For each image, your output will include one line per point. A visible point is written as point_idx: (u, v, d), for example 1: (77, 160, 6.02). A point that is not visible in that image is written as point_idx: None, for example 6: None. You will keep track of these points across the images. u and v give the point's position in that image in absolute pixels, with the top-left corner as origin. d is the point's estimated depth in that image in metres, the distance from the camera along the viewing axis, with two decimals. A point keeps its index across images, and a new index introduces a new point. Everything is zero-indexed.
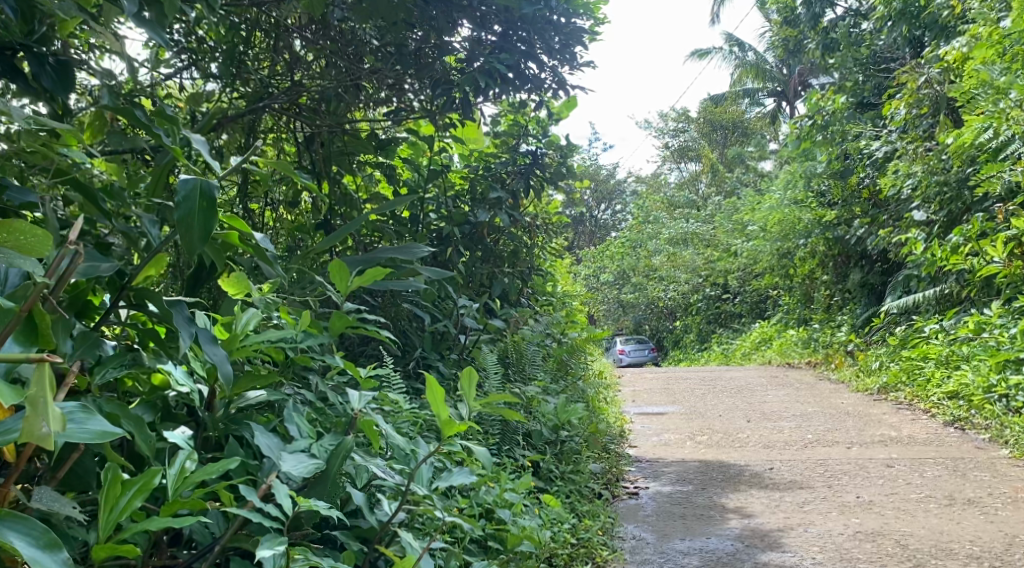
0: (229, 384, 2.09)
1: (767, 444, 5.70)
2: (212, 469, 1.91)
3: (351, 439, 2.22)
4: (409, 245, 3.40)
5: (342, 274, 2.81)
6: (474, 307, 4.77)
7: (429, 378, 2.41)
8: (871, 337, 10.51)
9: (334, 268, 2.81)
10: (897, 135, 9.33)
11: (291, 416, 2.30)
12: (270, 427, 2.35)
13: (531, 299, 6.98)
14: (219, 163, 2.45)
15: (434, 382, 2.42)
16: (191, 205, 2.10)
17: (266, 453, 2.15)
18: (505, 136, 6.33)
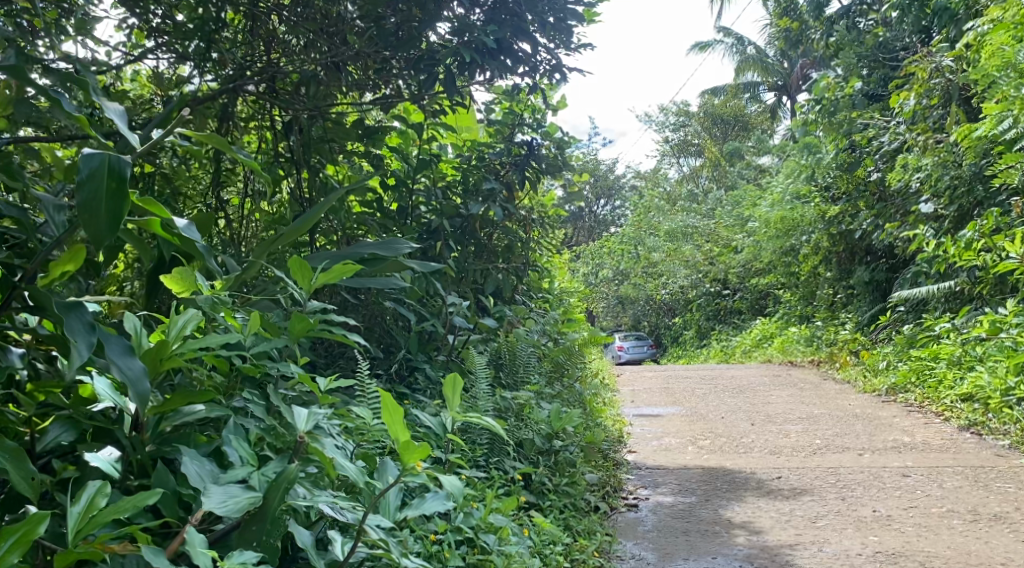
0: (146, 401, 1.99)
1: (773, 449, 5.41)
2: (124, 508, 1.84)
3: (294, 470, 2.03)
4: (391, 241, 3.19)
5: (306, 273, 2.52)
6: (463, 306, 4.48)
7: (382, 392, 2.19)
8: (877, 335, 10.22)
9: (295, 264, 2.53)
10: (905, 126, 9.04)
11: (229, 438, 2.11)
12: (209, 450, 2.18)
13: (527, 297, 6.69)
14: (134, 137, 2.45)
15: (388, 395, 2.20)
16: (97, 185, 2.07)
17: (192, 484, 1.99)
18: (499, 126, 6.03)
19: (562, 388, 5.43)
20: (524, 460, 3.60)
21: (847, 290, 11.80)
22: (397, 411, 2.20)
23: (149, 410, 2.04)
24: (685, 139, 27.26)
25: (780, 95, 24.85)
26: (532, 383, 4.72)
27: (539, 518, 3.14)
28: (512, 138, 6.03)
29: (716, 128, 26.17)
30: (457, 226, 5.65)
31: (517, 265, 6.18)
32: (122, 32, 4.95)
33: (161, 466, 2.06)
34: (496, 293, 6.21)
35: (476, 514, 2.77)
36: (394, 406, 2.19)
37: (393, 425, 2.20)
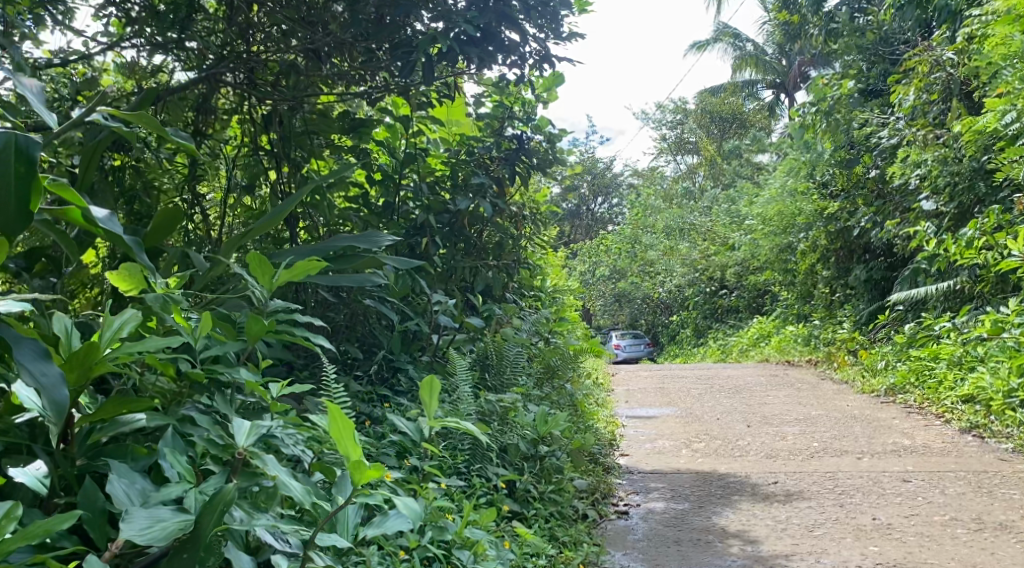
0: (61, 411, 1.96)
1: (770, 452, 5.25)
2: (32, 535, 1.80)
3: (228, 491, 2.00)
4: (369, 237, 3.12)
5: (267, 270, 2.42)
6: (449, 305, 4.33)
7: (327, 410, 2.11)
8: (876, 335, 10.08)
9: (255, 260, 2.41)
10: (905, 122, 8.89)
11: (164, 452, 2.11)
12: (145, 462, 2.17)
13: (518, 295, 6.54)
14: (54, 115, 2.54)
15: (336, 413, 2.12)
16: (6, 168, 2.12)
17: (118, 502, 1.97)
18: (489, 119, 5.88)
19: (552, 389, 5.27)
20: (509, 466, 3.45)
21: (846, 289, 11.64)
22: (347, 428, 2.14)
23: (79, 421, 2.05)
24: (682, 136, 27.08)
25: (778, 93, 24.67)
26: (520, 385, 4.56)
27: (522, 528, 2.99)
28: (501, 132, 5.88)
29: (713, 125, 25.99)
30: (444, 222, 5.50)
31: (507, 263, 6.03)
32: (99, 21, 4.80)
33: (90, 485, 2.05)
34: (486, 292, 6.06)
35: (450, 527, 2.61)
36: (343, 424, 2.13)
37: (342, 442, 2.14)
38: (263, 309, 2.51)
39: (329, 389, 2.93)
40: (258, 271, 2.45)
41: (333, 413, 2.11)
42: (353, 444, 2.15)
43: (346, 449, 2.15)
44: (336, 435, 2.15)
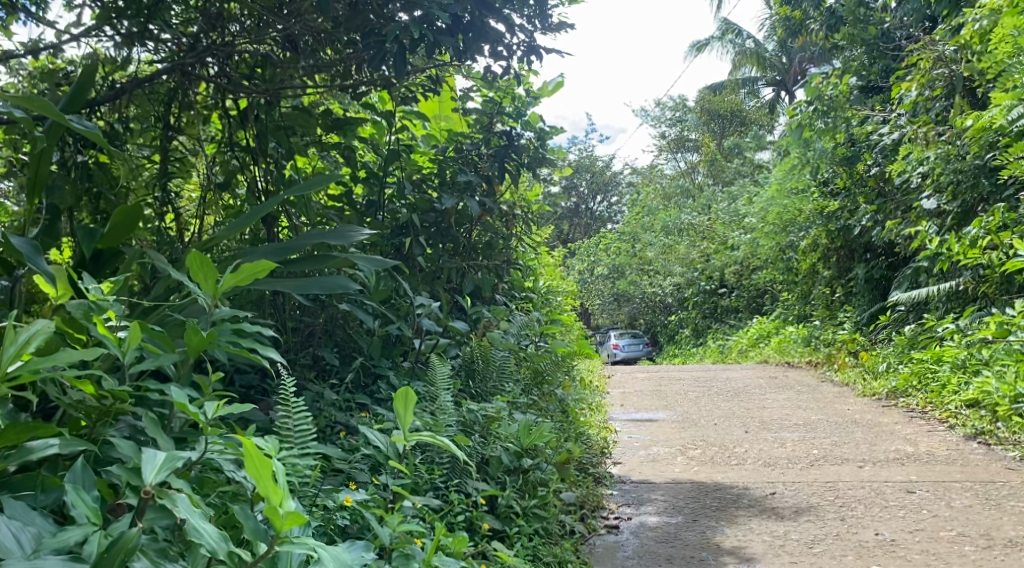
0: None
1: (768, 461, 5.06)
2: None
3: (132, 537, 1.86)
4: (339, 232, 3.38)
5: (212, 277, 2.34)
6: (432, 308, 4.14)
7: (242, 448, 1.93)
8: (876, 336, 9.91)
9: (196, 262, 2.32)
10: (906, 119, 8.71)
11: (67, 490, 1.93)
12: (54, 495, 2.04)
13: (509, 297, 6.35)
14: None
15: (251, 451, 1.94)
16: None
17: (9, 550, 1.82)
18: (478, 115, 5.70)
19: (541, 394, 5.08)
20: (488, 480, 3.25)
21: (847, 288, 11.44)
22: (266, 467, 1.95)
23: None
24: (682, 134, 26.90)
25: (778, 90, 24.47)
26: (507, 391, 4.37)
27: (502, 549, 2.79)
28: (490, 128, 5.70)
29: (713, 123, 25.78)
30: (430, 221, 5.32)
31: (497, 263, 5.84)
32: (71, 13, 4.61)
33: None
34: (475, 293, 5.87)
35: (419, 555, 2.37)
36: (260, 462, 1.94)
37: (262, 483, 1.95)
38: (210, 320, 2.40)
39: (287, 405, 2.69)
40: (201, 273, 2.34)
41: (248, 449, 1.93)
42: (274, 484, 1.96)
43: (266, 490, 1.96)
44: (254, 475, 1.96)
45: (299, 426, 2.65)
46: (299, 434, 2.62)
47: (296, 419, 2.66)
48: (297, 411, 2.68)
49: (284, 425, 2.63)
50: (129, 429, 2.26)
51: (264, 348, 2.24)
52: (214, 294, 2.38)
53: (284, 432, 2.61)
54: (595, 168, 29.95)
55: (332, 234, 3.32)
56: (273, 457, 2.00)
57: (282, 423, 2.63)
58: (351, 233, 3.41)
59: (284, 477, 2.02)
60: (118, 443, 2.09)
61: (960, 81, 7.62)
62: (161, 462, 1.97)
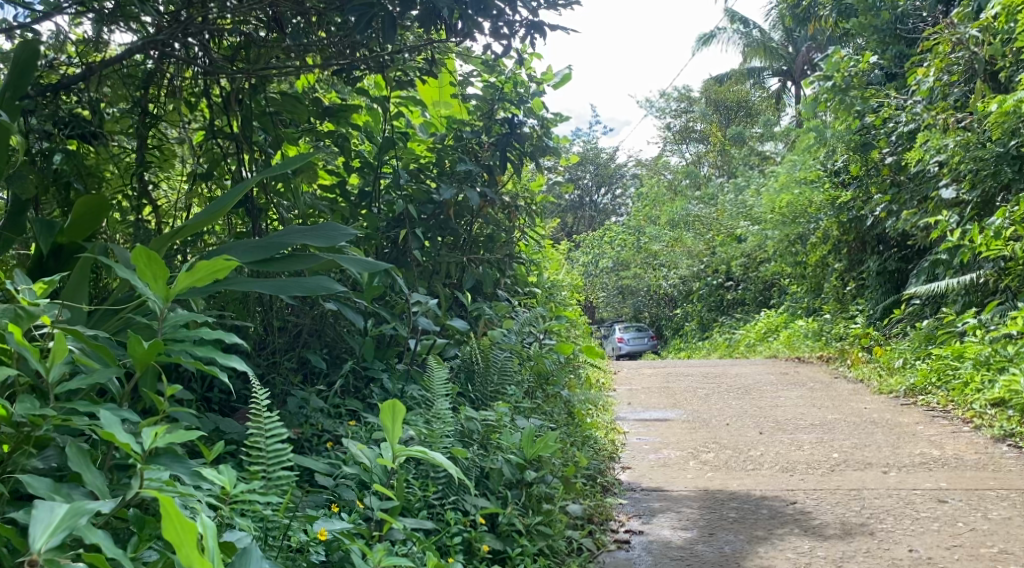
0: None
1: (785, 465, 4.78)
2: None
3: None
4: (323, 231, 3.19)
5: (161, 278, 2.14)
6: (429, 306, 3.88)
7: (161, 508, 1.68)
8: (890, 330, 9.64)
9: (141, 257, 2.09)
10: (923, 106, 8.42)
11: None
12: None
13: (512, 293, 6.08)
14: None
15: (172, 515, 1.68)
16: None
17: None
18: (478, 101, 5.42)
19: (546, 396, 4.81)
20: (490, 495, 2.98)
21: (858, 281, 11.15)
22: (187, 533, 1.69)
23: None
24: (687, 125, 26.63)
25: (785, 80, 24.16)
26: (510, 393, 4.10)
27: None
28: (492, 115, 5.42)
29: (719, 114, 25.46)
30: (427, 212, 5.06)
31: (499, 258, 5.57)
32: None
33: None
34: (476, 289, 5.60)
35: None
36: (181, 528, 1.69)
37: (183, 552, 1.69)
38: (158, 325, 2.18)
39: (259, 420, 2.46)
40: (148, 272, 2.13)
41: (167, 511, 1.67)
42: (195, 552, 1.71)
43: (190, 561, 1.70)
44: (175, 544, 1.70)
45: (271, 445, 2.41)
46: (273, 453, 2.39)
47: (268, 438, 2.42)
48: (270, 428, 2.45)
49: (254, 444, 2.39)
50: (56, 459, 2.01)
51: (222, 359, 2.06)
52: (165, 296, 2.18)
53: (255, 453, 2.38)
54: (599, 160, 29.66)
55: (316, 234, 3.16)
56: (200, 520, 1.74)
57: (252, 442, 2.40)
58: (335, 233, 3.20)
59: (215, 546, 1.76)
60: (27, 479, 1.85)
61: (981, 65, 7.32)
62: (59, 520, 1.70)
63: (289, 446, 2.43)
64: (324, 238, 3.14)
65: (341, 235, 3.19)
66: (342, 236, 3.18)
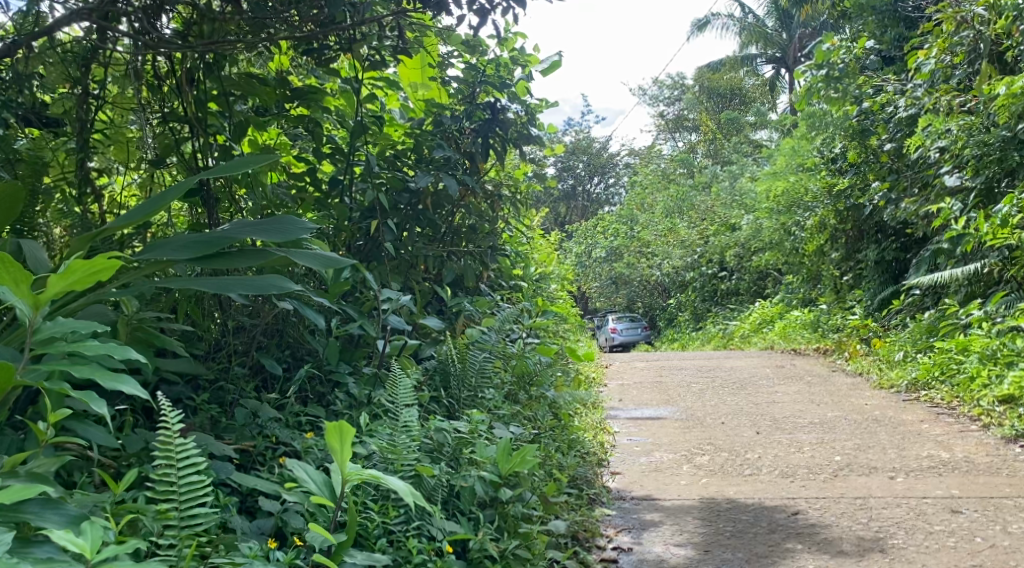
0: None
1: (785, 471, 4.50)
2: None
3: None
4: (279, 225, 2.83)
5: (25, 283, 1.91)
6: (400, 302, 3.61)
7: None
8: (890, 322, 9.38)
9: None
10: (925, 90, 8.15)
11: None
12: None
13: (496, 287, 5.78)
14: None
15: None
16: None
17: None
18: (459, 84, 5.09)
19: (531, 399, 4.51)
20: (459, 517, 2.68)
21: (856, 271, 10.87)
22: None
23: None
24: (680, 113, 26.32)
25: (779, 67, 23.85)
26: (489, 398, 3.80)
27: None
28: (473, 99, 5.10)
29: (712, 101, 25.12)
30: (403, 202, 4.75)
31: (482, 250, 5.26)
32: None
33: None
34: (456, 284, 5.29)
35: None
36: None
37: None
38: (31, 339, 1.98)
39: (168, 447, 2.16)
40: (8, 278, 1.91)
41: None
42: None
43: None
44: None
45: (184, 477, 2.15)
46: (184, 487, 2.13)
47: (180, 469, 2.15)
48: (182, 457, 2.18)
49: (165, 478, 2.13)
50: None
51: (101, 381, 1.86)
52: (34, 304, 1.96)
53: (165, 488, 2.12)
54: (592, 150, 29.33)
55: (269, 229, 2.80)
56: None
57: (162, 475, 2.13)
58: (293, 228, 2.84)
59: None
60: None
61: (987, 45, 7.01)
62: None
63: (205, 478, 2.17)
64: (280, 234, 2.79)
65: (300, 229, 2.84)
66: (301, 231, 2.83)
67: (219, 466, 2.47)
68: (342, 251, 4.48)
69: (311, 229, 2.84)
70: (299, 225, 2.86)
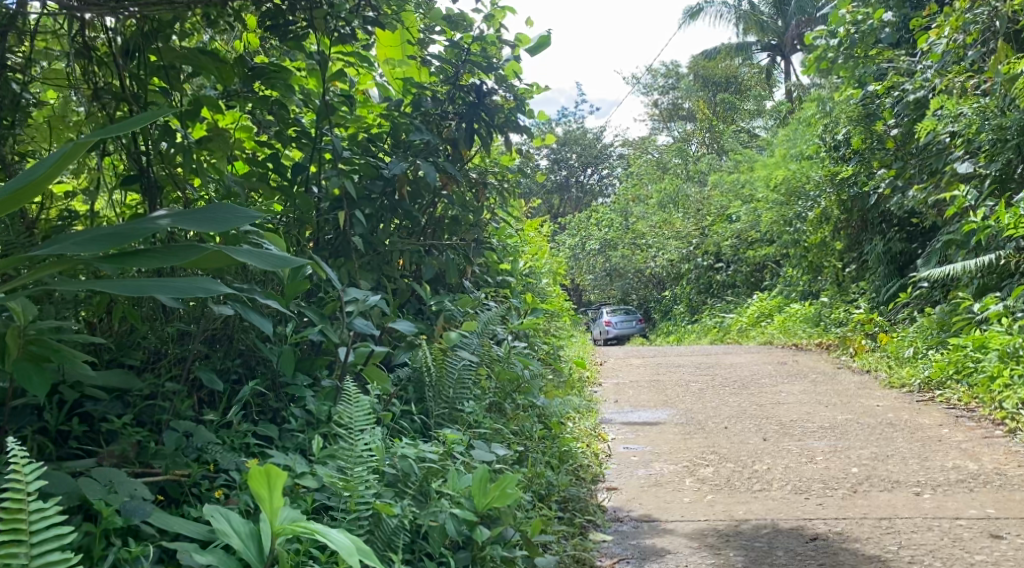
0: None
1: (798, 486, 4.09)
2: None
3: None
4: (214, 212, 2.39)
5: None
6: (365, 301, 3.34)
7: None
8: (896, 316, 9.00)
9: None
10: (935, 72, 7.76)
11: None
12: None
13: (482, 284, 5.35)
14: None
15: None
16: None
17: None
18: (440, 64, 4.57)
19: (518, 407, 4.09)
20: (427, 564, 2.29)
21: (859, 263, 10.46)
22: None
23: None
24: (675, 102, 25.92)
25: (774, 55, 23.47)
26: (467, 411, 3.40)
27: None
28: (457, 81, 4.59)
29: (706, 89, 24.63)
30: (376, 191, 4.32)
31: (465, 245, 4.85)
32: None
33: None
34: (437, 281, 4.86)
35: None
36: None
37: None
38: None
39: (19, 516, 1.80)
40: None
41: None
42: None
43: None
44: None
45: (39, 555, 1.79)
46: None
47: (34, 545, 1.79)
48: (38, 528, 1.82)
49: (14, 557, 1.76)
50: None
51: None
52: None
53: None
54: (585, 140, 28.87)
55: (200, 218, 2.36)
56: None
57: (10, 553, 1.76)
58: (229, 215, 2.39)
59: None
60: None
61: (1004, 23, 6.60)
62: None
63: (68, 555, 1.81)
64: (212, 222, 2.37)
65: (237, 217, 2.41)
66: (239, 219, 2.39)
67: (131, 507, 2.10)
68: (308, 247, 4.05)
69: (252, 217, 2.40)
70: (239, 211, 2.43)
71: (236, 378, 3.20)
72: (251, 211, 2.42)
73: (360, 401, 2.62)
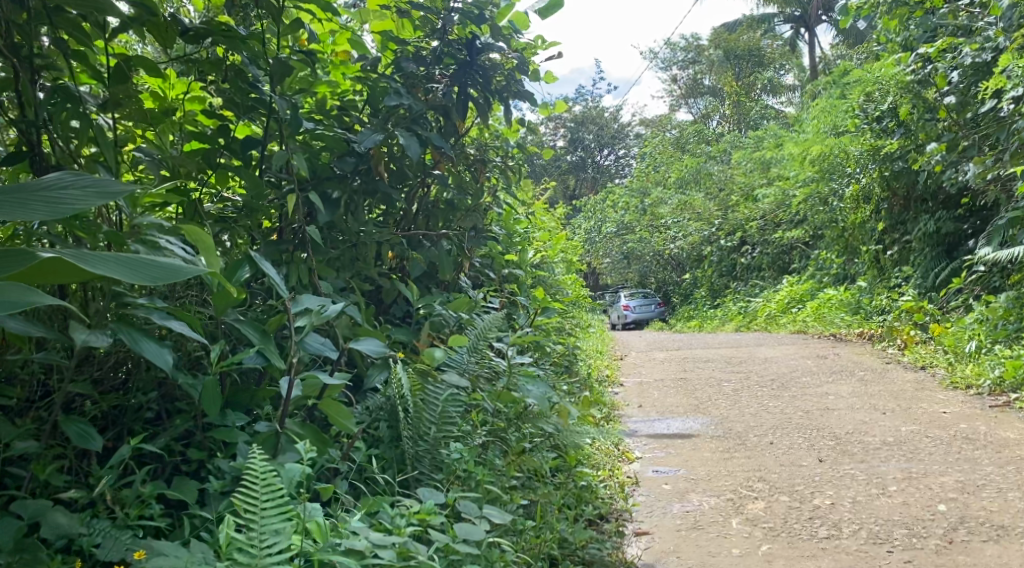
0: None
1: (876, 533, 3.28)
2: None
3: None
4: (21, 191, 1.80)
5: None
6: (319, 315, 2.58)
7: None
8: (949, 303, 8.17)
9: None
10: (1001, 29, 6.86)
11: None
12: None
13: (483, 279, 4.56)
14: None
15: None
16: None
17: None
18: (424, 11, 3.69)
19: (524, 438, 3.31)
20: None
21: (903, 245, 9.58)
22: None
23: None
24: (695, 77, 24.95)
25: (799, 27, 22.60)
26: (453, 456, 2.61)
27: None
28: (445, 34, 3.70)
29: (729, 63, 23.63)
30: (346, 171, 3.50)
31: (462, 235, 4.04)
32: None
33: None
34: (428, 278, 4.07)
35: None
36: None
37: None
38: None
39: None
40: None
41: None
42: None
43: None
44: None
45: None
46: None
47: None
48: None
49: None
50: None
51: None
52: None
53: None
54: (602, 119, 27.96)
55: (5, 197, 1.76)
56: None
57: None
58: (45, 195, 1.81)
59: None
60: None
61: None
62: None
63: None
64: (49, 203, 1.80)
65: (70, 194, 1.84)
66: (89, 194, 1.84)
67: None
68: (262, 241, 3.29)
69: (105, 193, 1.85)
70: (76, 188, 1.86)
71: (149, 416, 2.47)
72: (101, 183, 1.88)
73: (265, 476, 1.95)
